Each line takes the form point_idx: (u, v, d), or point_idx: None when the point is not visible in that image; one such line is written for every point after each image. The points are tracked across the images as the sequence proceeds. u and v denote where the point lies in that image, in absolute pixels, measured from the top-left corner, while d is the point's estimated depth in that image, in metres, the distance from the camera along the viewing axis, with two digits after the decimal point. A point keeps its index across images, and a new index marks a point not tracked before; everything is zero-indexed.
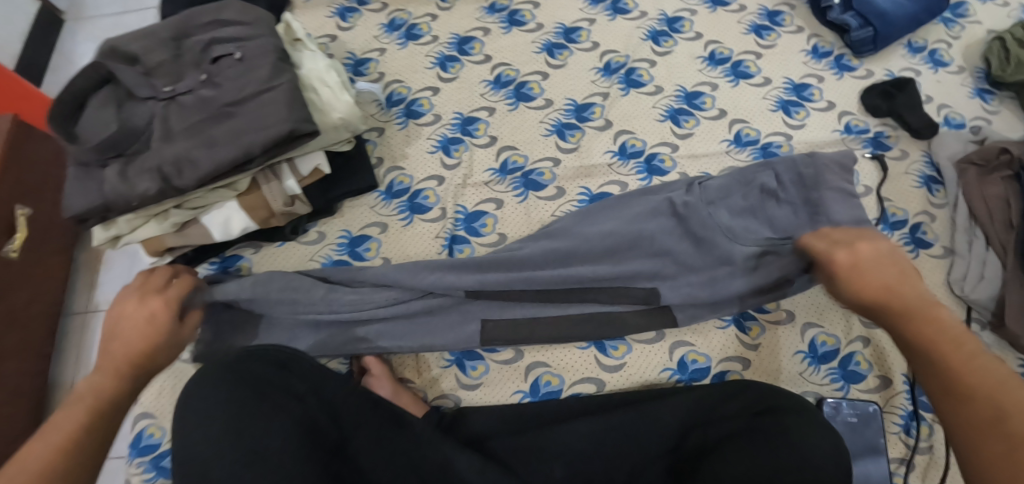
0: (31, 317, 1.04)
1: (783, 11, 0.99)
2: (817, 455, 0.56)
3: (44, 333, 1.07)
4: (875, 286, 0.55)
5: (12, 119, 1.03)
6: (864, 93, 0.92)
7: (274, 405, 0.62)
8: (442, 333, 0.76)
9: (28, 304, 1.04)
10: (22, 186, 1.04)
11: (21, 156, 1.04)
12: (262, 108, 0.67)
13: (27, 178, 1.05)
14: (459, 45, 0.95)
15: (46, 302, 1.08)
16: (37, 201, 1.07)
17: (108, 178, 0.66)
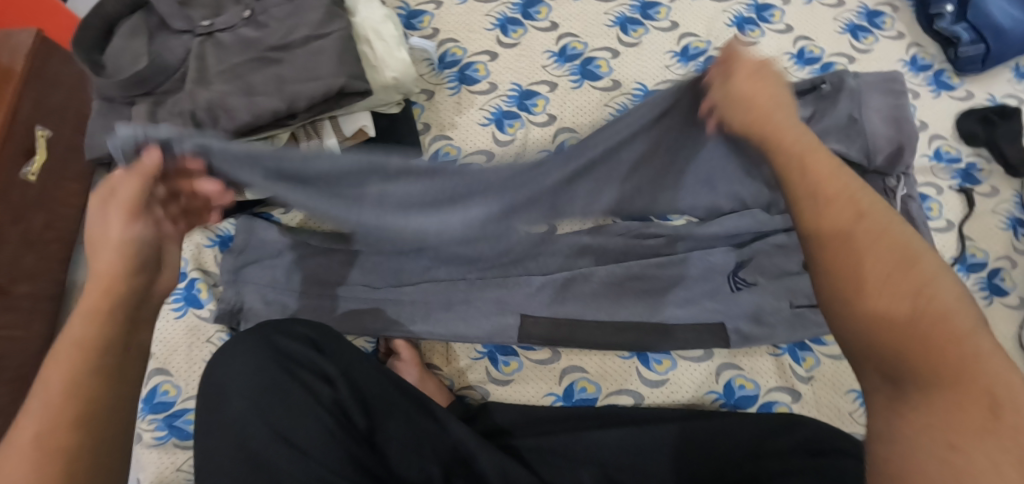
0: (46, 242, 1.00)
1: (884, 12, 0.90)
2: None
3: (59, 259, 1.04)
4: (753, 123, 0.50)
5: (38, 35, 0.97)
6: (961, 118, 0.83)
7: (304, 387, 0.58)
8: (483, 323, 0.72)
9: (45, 228, 1.00)
10: (45, 106, 0.99)
11: (43, 74, 0.98)
12: (311, 57, 0.60)
13: (51, 99, 1.00)
14: (524, 8, 0.86)
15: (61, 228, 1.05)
16: (56, 124, 1.02)
17: (135, 118, 0.59)
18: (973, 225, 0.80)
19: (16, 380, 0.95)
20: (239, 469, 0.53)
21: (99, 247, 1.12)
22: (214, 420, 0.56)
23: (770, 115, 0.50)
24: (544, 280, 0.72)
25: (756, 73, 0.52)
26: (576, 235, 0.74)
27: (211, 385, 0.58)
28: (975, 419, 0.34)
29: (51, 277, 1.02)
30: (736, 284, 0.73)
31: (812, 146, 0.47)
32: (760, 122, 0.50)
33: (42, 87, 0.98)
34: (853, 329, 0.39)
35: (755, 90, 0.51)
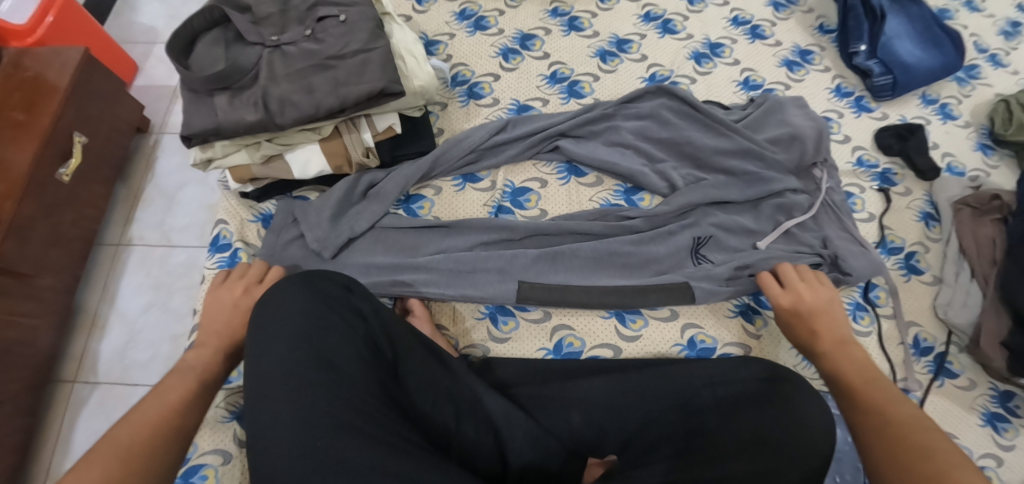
0: (71, 236, 1.14)
1: (814, 51, 1.10)
2: (814, 419, 0.65)
3: (80, 256, 1.17)
4: (816, 333, 0.76)
5: (83, 54, 1.14)
6: (879, 132, 1.02)
7: (343, 321, 0.70)
8: (489, 287, 0.85)
9: (70, 225, 1.14)
10: (83, 115, 1.14)
11: (85, 88, 1.14)
12: (360, 65, 0.76)
13: (89, 109, 1.16)
14: (522, 41, 1.05)
15: (84, 227, 1.17)
16: (92, 131, 1.17)
17: (219, 107, 0.74)
18: (891, 218, 0.96)
19: (33, 367, 1.06)
20: (287, 378, 0.65)
21: (116, 248, 1.26)
22: (265, 340, 0.68)
23: (818, 322, 0.77)
24: (538, 252, 0.87)
25: (819, 313, 0.77)
26: (566, 219, 0.90)
27: (264, 317, 0.69)
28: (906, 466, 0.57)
29: (70, 273, 1.14)
30: (698, 259, 0.88)
31: (838, 329, 0.76)
32: (818, 309, 0.78)
33: (83, 99, 1.14)
34: (866, 417, 0.63)
35: (816, 314, 0.77)
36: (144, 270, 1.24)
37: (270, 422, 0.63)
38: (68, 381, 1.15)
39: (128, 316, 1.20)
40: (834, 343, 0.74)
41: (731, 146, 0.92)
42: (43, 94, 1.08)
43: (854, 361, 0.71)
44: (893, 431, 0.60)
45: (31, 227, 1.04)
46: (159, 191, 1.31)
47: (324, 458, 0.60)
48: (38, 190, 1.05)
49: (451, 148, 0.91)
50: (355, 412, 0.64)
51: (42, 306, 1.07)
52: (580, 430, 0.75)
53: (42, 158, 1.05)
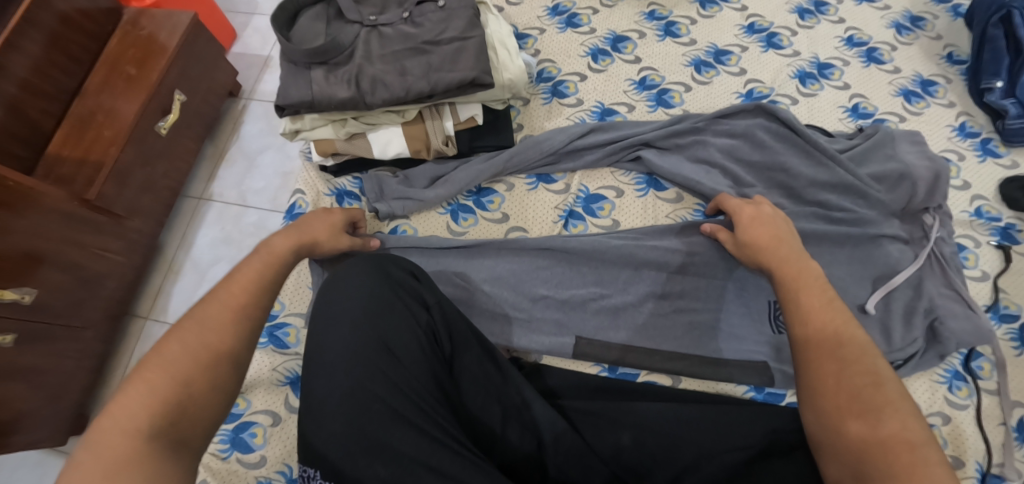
0: (162, 185, 1.20)
1: (938, 82, 0.99)
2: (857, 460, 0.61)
3: (165, 206, 1.22)
4: (782, 269, 0.67)
5: (194, 18, 1.19)
6: (1005, 182, 0.91)
7: (407, 307, 0.67)
8: (548, 312, 0.82)
9: (162, 176, 1.19)
10: (185, 76, 1.19)
11: (191, 50, 1.20)
12: (455, 52, 0.75)
13: (191, 69, 1.21)
14: (614, 42, 1.01)
15: (173, 179, 1.23)
16: (191, 91, 1.22)
17: (313, 80, 0.74)
18: (1009, 279, 0.86)
19: (116, 299, 1.12)
20: (345, 357, 0.61)
21: (197, 201, 1.32)
22: (330, 315, 0.65)
23: (780, 249, 0.69)
24: (605, 263, 0.83)
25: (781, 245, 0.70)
26: (640, 233, 0.85)
27: (333, 291, 0.66)
28: (902, 452, 0.49)
29: (157, 219, 1.20)
30: (777, 326, 0.80)
31: (802, 259, 0.67)
32: (780, 255, 0.69)
33: (187, 60, 1.19)
34: (844, 382, 0.55)
35: (763, 232, 0.72)
36: (219, 224, 1.29)
37: (324, 401, 0.60)
38: (142, 317, 1.21)
39: (201, 264, 1.26)
40: (812, 277, 0.65)
41: (831, 179, 0.85)
42: (154, 53, 1.14)
43: (818, 294, 0.62)
44: (865, 409, 0.52)
45: (128, 174, 1.09)
46: (241, 153, 1.36)
47: (379, 444, 0.57)
48: (138, 141, 1.10)
49: (528, 149, 0.88)
50: (410, 405, 0.60)
51: (129, 244, 1.13)
52: (626, 453, 0.69)
53: (145, 111, 1.11)
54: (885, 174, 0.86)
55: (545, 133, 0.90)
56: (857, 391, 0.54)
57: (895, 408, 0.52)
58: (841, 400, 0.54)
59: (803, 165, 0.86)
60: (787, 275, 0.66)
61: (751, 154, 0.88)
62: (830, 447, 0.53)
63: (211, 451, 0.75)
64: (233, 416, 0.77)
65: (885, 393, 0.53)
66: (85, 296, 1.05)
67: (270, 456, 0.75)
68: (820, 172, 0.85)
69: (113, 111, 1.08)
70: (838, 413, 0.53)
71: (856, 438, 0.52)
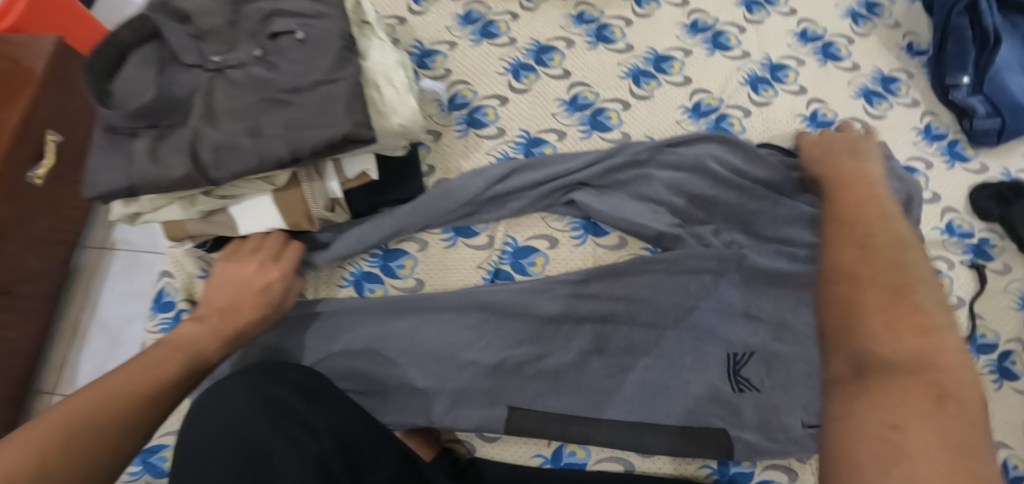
0: (47, 242, 0.99)
1: (899, 78, 0.89)
2: None
3: (59, 261, 1.03)
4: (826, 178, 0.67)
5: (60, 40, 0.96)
6: (975, 192, 0.82)
7: (288, 439, 0.55)
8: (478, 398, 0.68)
9: (48, 231, 0.99)
10: (61, 110, 0.97)
11: (63, 79, 0.98)
12: (322, 101, 0.58)
13: (67, 102, 0.99)
14: (538, 54, 0.86)
15: (63, 231, 1.03)
16: (70, 128, 1.01)
17: (136, 154, 0.56)
18: (983, 303, 0.78)
19: (12, 380, 0.96)
20: None
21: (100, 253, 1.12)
22: (189, 469, 0.52)
23: (826, 163, 0.70)
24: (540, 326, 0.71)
25: (827, 152, 0.72)
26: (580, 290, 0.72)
27: (193, 431, 0.55)
28: (919, 384, 0.40)
29: (50, 279, 1.02)
30: (739, 385, 0.68)
31: (850, 169, 0.66)
32: (826, 166, 0.69)
33: (61, 91, 0.98)
34: (867, 274, 0.47)
35: (825, 154, 0.71)
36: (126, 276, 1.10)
37: None
38: (47, 392, 1.03)
39: (112, 326, 1.07)
40: (854, 174, 0.64)
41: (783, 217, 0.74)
42: (16, 87, 0.92)
43: (862, 195, 0.59)
44: (904, 304, 0.44)
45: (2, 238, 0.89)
46: None
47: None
48: (7, 197, 0.89)
49: (439, 198, 0.73)
50: None
51: (19, 320, 0.96)
52: None
53: (13, 157, 0.89)
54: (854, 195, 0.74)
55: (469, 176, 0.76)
56: (886, 287, 0.46)
57: (918, 292, 0.45)
58: (866, 291, 0.46)
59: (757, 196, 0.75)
60: (829, 180, 0.65)
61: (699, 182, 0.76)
62: (834, 312, 0.46)
63: None
64: None
65: (923, 299, 0.45)
66: None
67: None
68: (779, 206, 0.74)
69: None
70: (856, 297, 0.46)
71: (873, 327, 0.44)
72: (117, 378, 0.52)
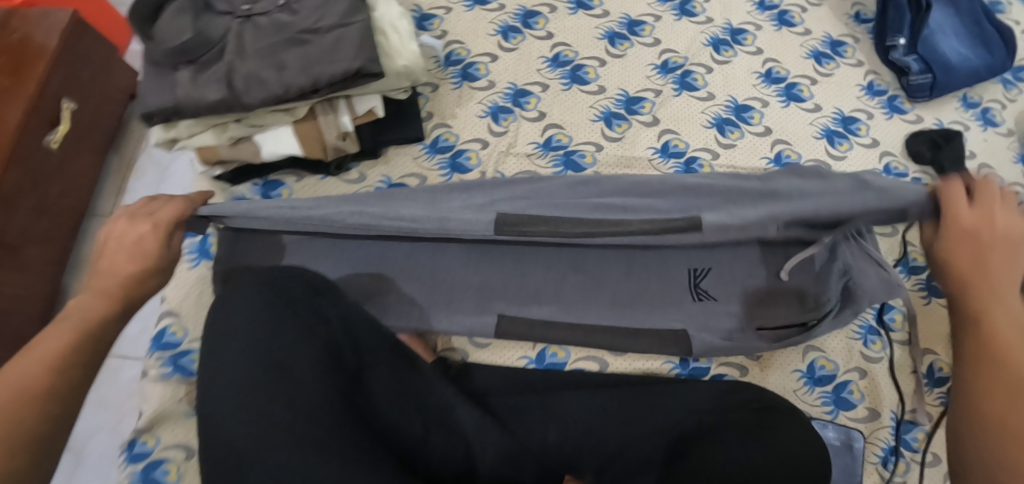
0: (59, 208, 1.08)
1: (847, 42, 1.00)
2: (794, 442, 0.63)
3: (69, 227, 1.11)
4: (957, 278, 0.51)
5: (72, 16, 1.05)
6: (910, 138, 0.93)
7: (303, 324, 0.63)
8: (470, 305, 0.78)
9: (60, 196, 1.08)
10: (74, 81, 1.07)
11: (75, 54, 1.06)
12: (334, 42, 0.68)
13: (78, 74, 1.08)
14: (524, 18, 0.97)
15: (73, 199, 1.11)
16: (82, 98, 1.10)
17: (181, 81, 0.68)
18: (915, 232, 0.89)
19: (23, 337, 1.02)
20: (244, 388, 0.57)
21: (106, 219, 1.19)
22: (218, 350, 0.60)
23: (982, 257, 0.49)
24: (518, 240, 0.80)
25: (991, 230, 0.49)
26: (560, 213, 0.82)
27: (217, 315, 0.63)
28: None
29: (60, 242, 1.09)
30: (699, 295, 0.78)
31: (997, 252, 0.49)
32: (974, 273, 0.49)
33: (71, 64, 1.06)
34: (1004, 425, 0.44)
35: (965, 252, 0.50)
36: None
37: (228, 436, 0.55)
38: None
39: None
40: (1007, 281, 0.48)
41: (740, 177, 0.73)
42: (29, 60, 1.00)
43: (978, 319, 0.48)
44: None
45: (17, 200, 0.97)
46: (150, 162, 1.21)
47: (295, 474, 0.53)
48: (23, 158, 0.98)
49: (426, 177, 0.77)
50: (319, 428, 0.57)
51: (31, 274, 1.02)
52: (556, 448, 0.69)
53: (30, 125, 0.98)
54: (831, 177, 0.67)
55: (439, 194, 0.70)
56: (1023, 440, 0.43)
57: None
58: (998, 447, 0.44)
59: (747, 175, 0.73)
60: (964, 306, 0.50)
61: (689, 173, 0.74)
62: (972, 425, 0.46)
63: None
64: (141, 455, 0.73)
65: None
66: None
67: None
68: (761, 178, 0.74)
69: None
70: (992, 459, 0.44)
71: None
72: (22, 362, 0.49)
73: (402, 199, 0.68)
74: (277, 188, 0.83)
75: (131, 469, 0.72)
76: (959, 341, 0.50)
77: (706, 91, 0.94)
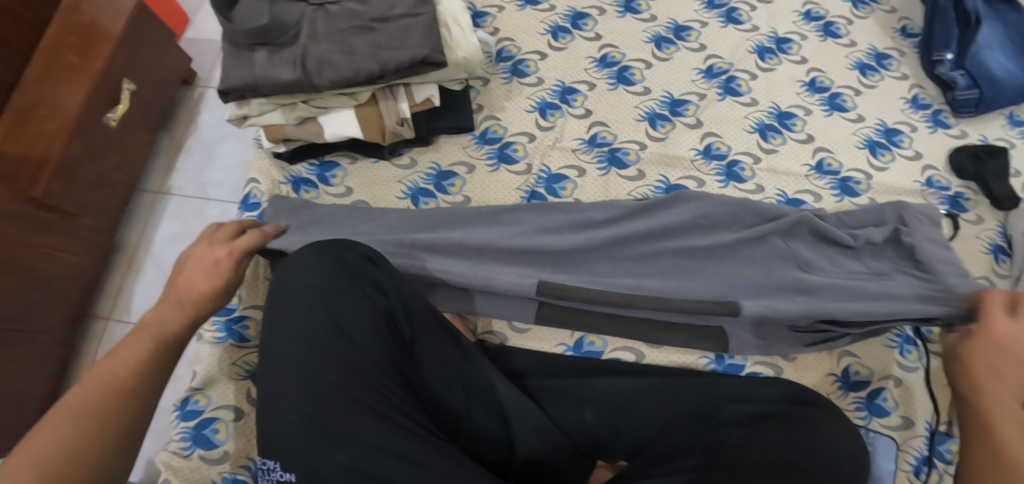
0: (114, 180, 1.13)
1: (892, 55, 1.01)
2: (842, 446, 0.63)
3: (120, 200, 1.16)
4: (971, 367, 0.63)
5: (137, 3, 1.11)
6: (953, 152, 0.93)
7: (363, 292, 0.65)
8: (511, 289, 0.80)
9: (116, 169, 1.13)
10: (133, 63, 1.12)
11: (137, 37, 1.12)
12: (404, 30, 0.72)
13: (138, 57, 1.14)
14: (574, 19, 1.00)
15: (128, 173, 1.17)
16: (140, 79, 1.16)
17: (257, 61, 0.72)
18: (957, 246, 0.88)
19: (73, 299, 1.07)
20: (304, 348, 0.61)
21: (155, 196, 1.25)
22: (285, 310, 0.64)
23: (1006, 363, 0.61)
24: (560, 223, 0.82)
25: (1010, 336, 0.63)
26: (603, 206, 0.84)
27: (285, 278, 0.66)
28: None
29: (113, 214, 1.15)
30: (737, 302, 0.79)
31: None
32: (996, 370, 0.61)
33: (132, 47, 1.12)
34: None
35: (985, 355, 0.63)
36: (180, 218, 1.23)
37: (287, 392, 0.59)
38: (102, 317, 1.15)
39: (162, 261, 1.19)
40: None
41: (745, 233, 0.80)
42: (94, 40, 1.05)
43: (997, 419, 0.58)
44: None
45: (75, 168, 1.02)
46: (198, 144, 1.30)
47: (345, 434, 0.57)
48: (84, 131, 1.03)
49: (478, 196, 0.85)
50: (369, 392, 0.60)
51: (82, 243, 1.07)
52: (592, 430, 0.71)
53: (92, 102, 1.04)
54: (860, 257, 0.80)
55: (477, 252, 0.80)
56: None
57: None
58: None
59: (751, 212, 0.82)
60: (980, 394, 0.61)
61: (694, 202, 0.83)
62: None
63: (173, 449, 0.74)
64: (194, 413, 0.76)
65: None
66: (38, 300, 0.99)
67: (234, 451, 0.74)
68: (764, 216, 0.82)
69: (55, 103, 1.00)
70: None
71: None
72: (121, 351, 0.60)
73: (460, 246, 0.80)
74: (332, 169, 0.88)
75: (184, 424, 0.75)
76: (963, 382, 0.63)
77: (750, 97, 0.95)
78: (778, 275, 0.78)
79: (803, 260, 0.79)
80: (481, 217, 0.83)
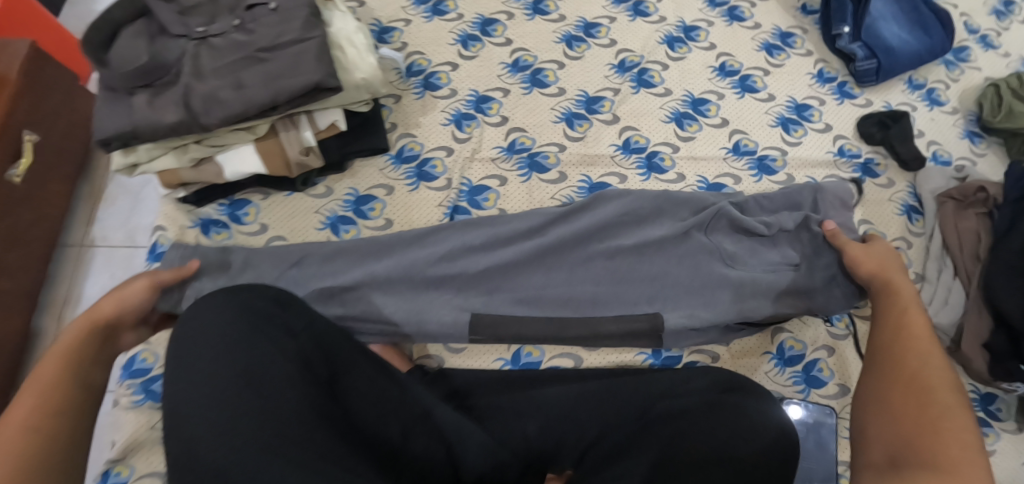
0: (30, 238, 1.02)
1: (796, 33, 1.04)
2: (770, 417, 0.64)
3: (41, 259, 1.05)
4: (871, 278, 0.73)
5: (31, 46, 1.00)
6: (861, 120, 0.96)
7: (270, 336, 0.64)
8: (442, 310, 0.77)
9: (31, 226, 1.02)
10: (37, 111, 1.02)
11: (38, 84, 1.02)
12: (293, 57, 0.69)
13: (42, 105, 1.03)
14: (482, 26, 0.99)
15: (48, 228, 1.06)
16: (47, 128, 1.05)
17: (137, 106, 0.68)
18: (870, 210, 0.91)
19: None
20: (208, 400, 0.57)
21: (80, 250, 1.14)
22: (187, 364, 0.60)
23: (886, 269, 0.73)
24: (484, 239, 0.80)
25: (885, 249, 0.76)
26: (529, 213, 0.83)
27: (182, 333, 0.63)
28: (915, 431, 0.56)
29: (32, 276, 1.03)
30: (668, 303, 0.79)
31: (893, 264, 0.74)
32: (879, 276, 0.73)
33: (34, 94, 1.01)
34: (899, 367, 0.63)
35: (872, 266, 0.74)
36: (109, 271, 1.11)
37: (193, 449, 0.55)
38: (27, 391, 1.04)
39: None
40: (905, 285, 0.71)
41: (671, 230, 0.80)
42: None
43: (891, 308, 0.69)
44: (914, 425, 0.57)
45: None
46: (122, 188, 1.18)
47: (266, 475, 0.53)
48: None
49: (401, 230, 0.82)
50: (281, 436, 0.57)
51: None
52: (535, 442, 0.70)
53: None
54: (777, 244, 0.81)
55: (408, 290, 0.78)
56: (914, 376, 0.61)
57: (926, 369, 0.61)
58: (891, 380, 0.62)
59: (673, 208, 0.83)
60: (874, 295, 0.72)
61: (613, 198, 0.83)
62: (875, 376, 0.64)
63: None
64: None
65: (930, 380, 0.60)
66: None
67: None
68: (685, 210, 0.83)
69: None
70: (889, 385, 0.62)
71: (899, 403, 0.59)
72: (40, 374, 0.56)
73: (385, 279, 0.78)
74: (244, 207, 0.84)
75: None
76: (877, 331, 0.68)
77: (664, 87, 0.96)
78: (705, 266, 0.79)
79: (724, 251, 0.80)
80: (402, 240, 0.80)
